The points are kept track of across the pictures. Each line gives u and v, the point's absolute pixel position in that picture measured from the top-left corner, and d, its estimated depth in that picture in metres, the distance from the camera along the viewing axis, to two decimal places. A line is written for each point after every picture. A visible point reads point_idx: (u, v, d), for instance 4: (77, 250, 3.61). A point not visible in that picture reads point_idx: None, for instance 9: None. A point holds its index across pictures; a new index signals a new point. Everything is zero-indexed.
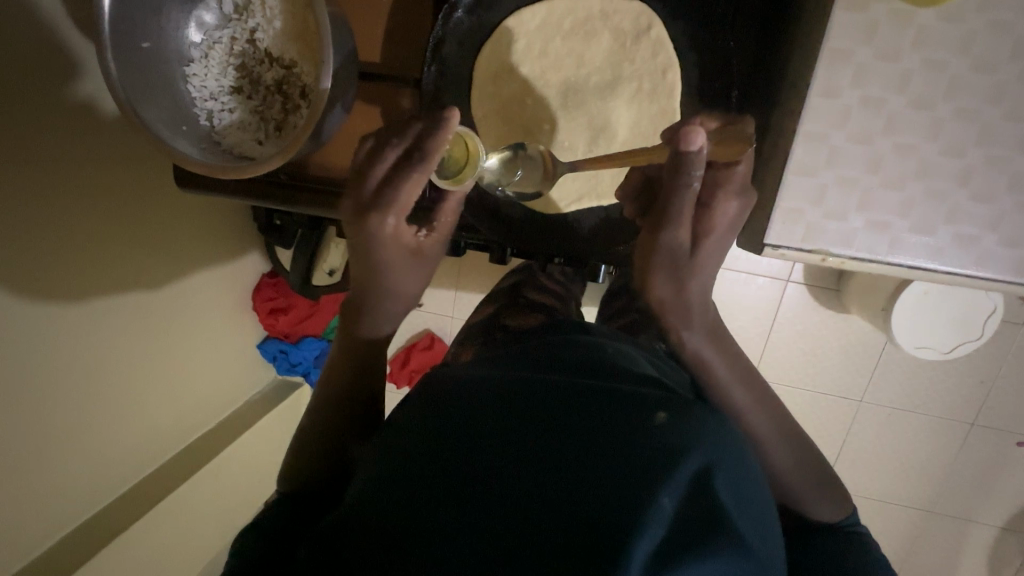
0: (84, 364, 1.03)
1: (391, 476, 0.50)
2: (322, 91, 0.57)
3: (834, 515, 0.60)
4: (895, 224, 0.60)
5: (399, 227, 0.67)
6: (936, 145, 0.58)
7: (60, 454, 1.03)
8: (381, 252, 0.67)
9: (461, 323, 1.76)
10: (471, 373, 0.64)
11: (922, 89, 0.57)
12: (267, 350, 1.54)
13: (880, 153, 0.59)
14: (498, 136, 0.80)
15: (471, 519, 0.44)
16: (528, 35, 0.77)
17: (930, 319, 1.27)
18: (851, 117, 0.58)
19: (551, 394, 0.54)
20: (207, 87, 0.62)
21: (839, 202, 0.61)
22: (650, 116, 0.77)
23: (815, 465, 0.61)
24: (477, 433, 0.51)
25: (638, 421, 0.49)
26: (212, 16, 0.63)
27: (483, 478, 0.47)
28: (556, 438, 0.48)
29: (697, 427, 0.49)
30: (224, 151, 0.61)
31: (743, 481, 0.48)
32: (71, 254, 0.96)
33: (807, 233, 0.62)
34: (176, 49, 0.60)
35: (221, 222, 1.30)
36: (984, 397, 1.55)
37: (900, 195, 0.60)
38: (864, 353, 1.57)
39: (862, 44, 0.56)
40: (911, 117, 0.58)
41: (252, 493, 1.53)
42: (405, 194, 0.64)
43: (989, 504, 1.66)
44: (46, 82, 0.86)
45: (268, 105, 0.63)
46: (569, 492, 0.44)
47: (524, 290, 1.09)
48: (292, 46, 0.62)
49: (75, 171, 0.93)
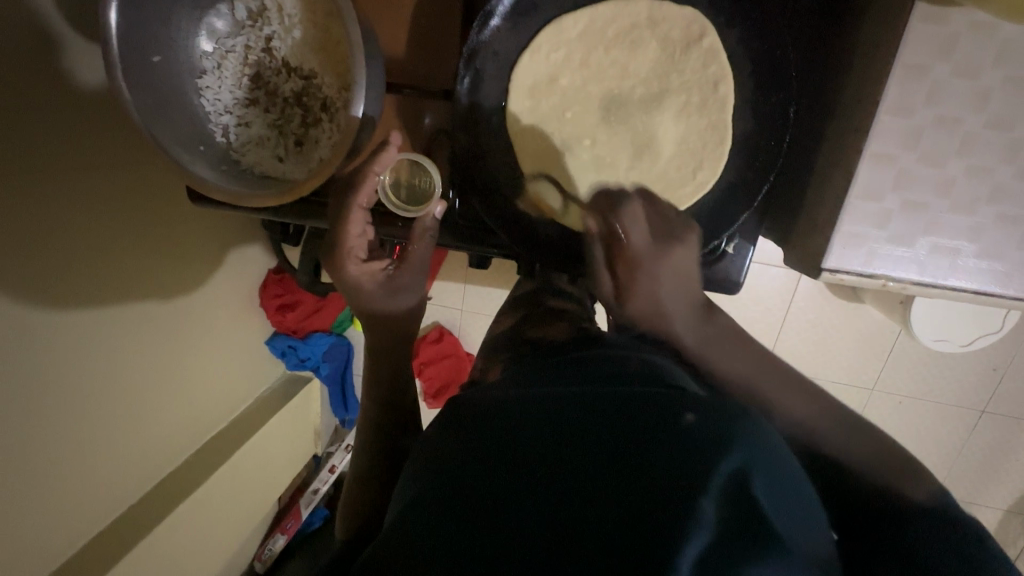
0: (95, 374, 1.00)
1: (409, 516, 0.48)
2: (353, 118, 0.53)
3: (918, 493, 0.49)
4: (962, 248, 0.62)
5: (361, 267, 0.74)
6: (1011, 168, 0.59)
7: (78, 466, 1.01)
8: (357, 293, 0.75)
9: (472, 316, 1.75)
10: (494, 394, 0.62)
11: (999, 109, 0.57)
12: (276, 345, 1.50)
13: (952, 176, 0.60)
14: (533, 149, 0.77)
15: (475, 548, 0.40)
16: (568, 45, 0.75)
17: (950, 312, 1.26)
18: (921, 138, 0.59)
19: (559, 407, 0.50)
20: (221, 101, 0.58)
21: (905, 228, 0.62)
22: (698, 130, 0.76)
23: (880, 447, 0.53)
24: (486, 460, 0.48)
25: (659, 421, 0.43)
26: (223, 22, 0.58)
27: (497, 502, 0.44)
28: (571, 452, 0.44)
29: (728, 420, 0.41)
30: (244, 170, 0.58)
31: (784, 473, 0.40)
32: (77, 264, 0.91)
33: (867, 260, 0.64)
34: (187, 61, 0.56)
35: (227, 220, 1.26)
36: (995, 385, 1.56)
37: (971, 220, 0.61)
38: (878, 343, 1.56)
39: (939, 60, 0.57)
40: (988, 137, 0.58)
41: (267, 486, 1.54)
42: (346, 235, 0.72)
43: (992, 486, 1.68)
44: (48, 84, 0.81)
45: (287, 119, 0.60)
46: (586, 512, 0.39)
47: (542, 298, 1.08)
48: (311, 56, 0.58)
49: (86, 176, 0.89)
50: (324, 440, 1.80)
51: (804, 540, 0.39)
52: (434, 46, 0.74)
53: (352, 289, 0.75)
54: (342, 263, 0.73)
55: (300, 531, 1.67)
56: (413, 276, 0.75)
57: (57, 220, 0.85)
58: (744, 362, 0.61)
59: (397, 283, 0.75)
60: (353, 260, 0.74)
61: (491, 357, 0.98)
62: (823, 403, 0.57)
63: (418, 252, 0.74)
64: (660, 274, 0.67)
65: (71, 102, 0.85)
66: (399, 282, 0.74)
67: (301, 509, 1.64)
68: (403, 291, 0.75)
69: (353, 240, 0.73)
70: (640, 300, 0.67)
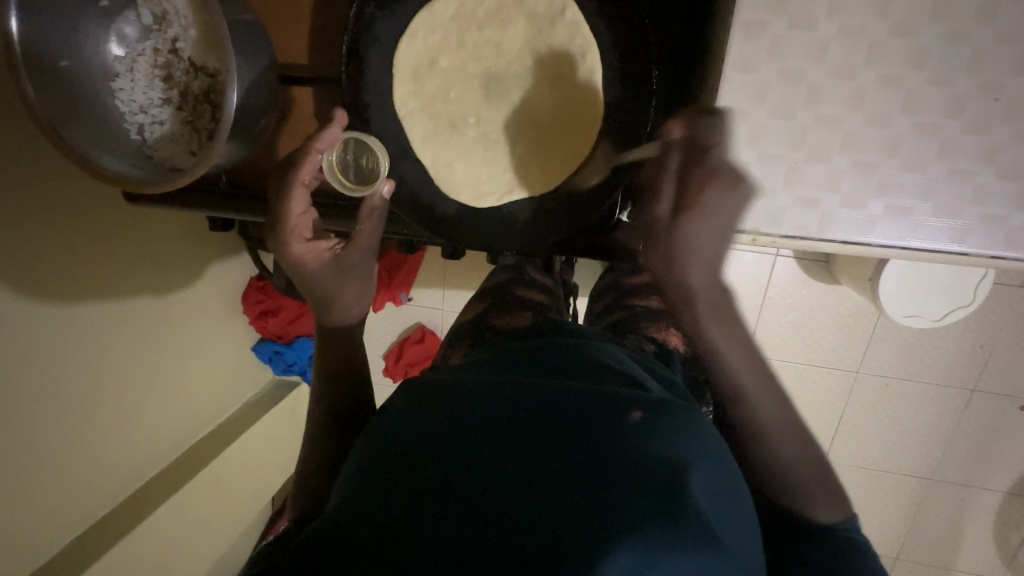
0: (72, 374, 1.02)
1: (353, 496, 0.47)
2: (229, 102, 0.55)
3: (828, 514, 0.54)
4: (868, 206, 0.56)
5: (307, 245, 0.67)
6: (910, 119, 0.52)
7: (54, 471, 1.03)
8: (302, 274, 0.67)
9: (452, 315, 1.70)
10: (451, 376, 0.63)
11: (882, 57, 0.51)
12: (262, 352, 1.52)
13: (802, 126, 0.54)
14: (426, 129, 0.75)
15: (440, 530, 0.42)
16: (443, 27, 0.72)
17: (918, 284, 1.18)
18: (768, 94, 0.54)
19: (526, 400, 0.53)
20: (136, 101, 0.63)
21: (810, 186, 0.56)
22: (573, 102, 0.72)
23: (812, 452, 0.55)
24: (448, 441, 0.49)
25: (613, 416, 0.49)
26: (132, 28, 0.63)
27: (459, 482, 0.45)
28: (536, 439, 0.48)
29: (672, 426, 0.49)
30: (158, 165, 0.63)
31: (719, 475, 0.47)
32: (50, 264, 0.94)
33: (774, 217, 0.58)
34: (99, 65, 0.60)
35: (202, 229, 1.29)
36: (984, 361, 1.41)
37: (874, 178, 0.55)
38: (857, 325, 1.43)
39: (777, 14, 0.51)
40: (882, 91, 0.52)
41: (255, 492, 1.53)
42: (288, 212, 0.67)
43: (993, 467, 1.52)
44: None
45: (198, 115, 0.65)
46: (549, 494, 0.43)
47: (512, 288, 1.04)
48: (213, 55, 0.63)
49: (46, 182, 0.91)
50: None
51: (733, 534, 0.45)
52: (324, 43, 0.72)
53: (298, 271, 0.67)
54: (284, 242, 0.67)
55: None
56: (365, 256, 0.70)
57: (31, 224, 0.90)
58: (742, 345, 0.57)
59: (348, 262, 0.68)
60: (298, 239, 0.67)
61: (455, 343, 0.93)
62: (791, 416, 0.56)
63: (368, 229, 0.69)
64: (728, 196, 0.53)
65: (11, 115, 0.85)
66: (349, 263, 0.68)
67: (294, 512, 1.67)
68: (354, 272, 0.69)
69: (296, 217, 0.67)
70: (697, 243, 0.55)
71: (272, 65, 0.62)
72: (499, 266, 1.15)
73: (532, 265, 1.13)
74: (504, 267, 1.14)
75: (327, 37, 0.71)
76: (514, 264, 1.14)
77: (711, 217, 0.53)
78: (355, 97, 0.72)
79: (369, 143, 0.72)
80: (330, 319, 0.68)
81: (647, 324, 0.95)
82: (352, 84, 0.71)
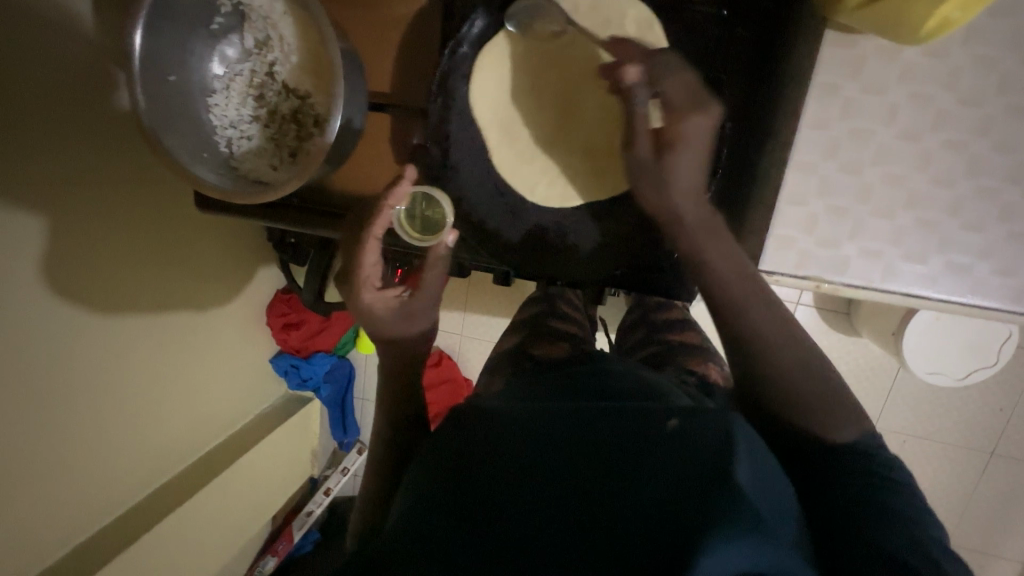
0: (109, 368, 1.03)
1: (411, 516, 0.51)
2: (330, 130, 0.60)
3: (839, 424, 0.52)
4: (930, 261, 0.58)
5: (376, 293, 0.68)
6: (972, 182, 0.55)
7: (78, 468, 1.02)
8: (371, 321, 0.68)
9: (472, 341, 1.71)
10: (494, 400, 0.65)
11: (951, 125, 0.55)
12: (279, 364, 1.51)
13: (870, 182, 0.57)
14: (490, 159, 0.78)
15: (483, 548, 0.45)
16: (519, 62, 0.76)
17: (943, 343, 1.19)
18: (839, 151, 0.57)
19: (566, 417, 0.54)
20: (228, 116, 0.67)
21: (874, 239, 0.59)
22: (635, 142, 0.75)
23: (813, 372, 0.54)
24: (492, 459, 0.52)
25: (649, 429, 0.50)
26: (234, 50, 0.68)
27: (505, 501, 0.48)
28: (578, 454, 0.49)
29: (710, 424, 0.48)
30: (240, 176, 0.67)
31: (770, 476, 0.45)
32: (88, 262, 0.94)
33: (837, 266, 0.60)
34: (199, 82, 0.66)
35: (242, 238, 1.30)
36: (1003, 425, 1.40)
37: (934, 235, 0.58)
38: (876, 379, 1.43)
39: (850, 79, 0.55)
40: (947, 156, 0.55)
41: (261, 506, 1.50)
42: (360, 263, 0.68)
43: (1007, 534, 1.49)
44: (82, 93, 0.87)
45: (283, 134, 0.69)
46: (592, 508, 0.45)
47: (547, 320, 1.06)
48: (306, 80, 0.67)
49: (114, 184, 0.95)
50: (321, 462, 1.76)
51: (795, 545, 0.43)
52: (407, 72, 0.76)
53: (368, 318, 0.68)
54: (356, 291, 0.68)
55: (291, 553, 1.65)
56: (432, 304, 0.70)
57: (90, 222, 0.92)
58: (727, 259, 0.59)
59: (416, 308, 0.68)
60: (369, 288, 0.68)
61: (495, 372, 0.95)
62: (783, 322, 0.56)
63: (433, 277, 0.69)
64: (700, 134, 0.60)
65: (92, 119, 0.90)
66: (415, 308, 0.68)
67: (293, 532, 1.62)
68: (423, 317, 0.69)
69: (366, 269, 0.68)
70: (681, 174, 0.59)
71: (363, 90, 0.65)
72: (528, 298, 1.16)
73: (560, 297, 1.14)
74: (534, 298, 1.15)
75: (413, 66, 0.76)
76: (547, 295, 1.15)
77: (687, 149, 0.60)
78: (439, 127, 0.75)
79: (436, 196, 0.75)
80: (393, 358, 0.68)
81: (684, 357, 0.97)
82: (438, 114, 0.75)
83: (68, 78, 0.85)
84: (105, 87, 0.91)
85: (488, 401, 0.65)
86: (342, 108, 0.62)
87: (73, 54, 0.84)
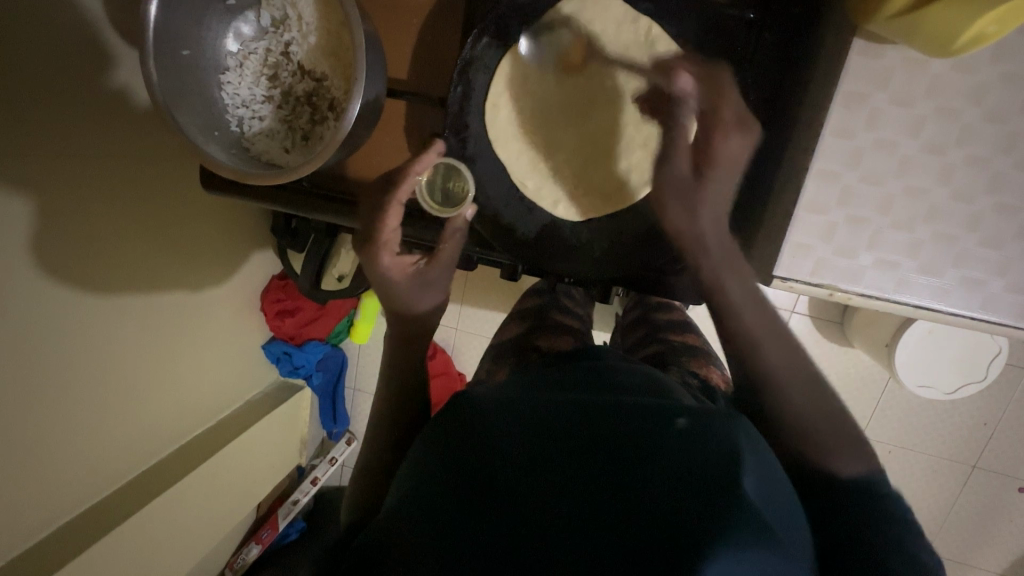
0: (99, 345, 1.01)
1: (412, 503, 0.50)
2: (349, 113, 0.59)
3: (848, 470, 0.51)
4: (944, 274, 0.59)
5: (394, 258, 0.70)
6: (991, 199, 0.56)
7: (64, 447, 1.00)
8: (386, 288, 0.69)
9: (467, 336, 1.70)
10: (501, 391, 0.64)
11: (974, 141, 0.55)
12: (272, 350, 1.49)
13: (891, 193, 0.58)
14: (507, 152, 0.77)
15: (485, 537, 0.43)
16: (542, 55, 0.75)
17: (934, 357, 1.20)
18: (862, 160, 0.57)
19: (574, 411, 0.54)
20: (240, 95, 0.66)
21: (891, 250, 0.59)
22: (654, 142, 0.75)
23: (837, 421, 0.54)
24: (501, 446, 0.51)
25: (657, 424, 0.49)
26: (249, 28, 0.67)
27: (509, 488, 0.47)
28: (587, 446, 0.48)
29: (720, 428, 0.47)
30: (253, 157, 0.66)
31: (775, 487, 0.44)
32: (76, 235, 0.91)
33: (852, 275, 0.61)
34: (212, 59, 0.65)
35: (240, 220, 1.29)
36: (986, 439, 1.42)
37: (951, 249, 0.58)
38: (864, 389, 1.45)
39: (877, 89, 0.56)
40: (969, 172, 0.56)
41: (246, 493, 1.48)
42: (381, 226, 0.70)
43: (983, 545, 1.52)
44: (83, 68, 0.86)
45: (297, 116, 0.68)
46: (597, 497, 0.44)
47: (550, 314, 1.05)
48: (323, 62, 0.66)
49: (111, 158, 0.93)
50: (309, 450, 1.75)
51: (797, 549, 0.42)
52: (428, 60, 0.76)
53: (382, 282, 0.69)
54: (374, 253, 0.69)
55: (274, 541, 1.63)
56: (445, 272, 0.71)
57: (86, 196, 0.90)
58: (788, 354, 0.58)
59: (429, 276, 0.69)
60: (387, 252, 0.70)
61: (498, 361, 0.94)
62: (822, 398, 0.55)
63: (449, 249, 0.71)
64: (735, 156, 0.62)
65: (93, 91, 0.88)
66: (431, 278, 0.70)
67: (278, 519, 1.59)
68: (434, 287, 0.70)
69: (388, 231, 0.70)
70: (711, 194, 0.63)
71: (383, 74, 0.64)
72: (530, 290, 1.15)
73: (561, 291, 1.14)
74: (536, 291, 1.14)
75: (433, 53, 0.75)
76: (547, 287, 1.15)
77: (723, 171, 0.63)
78: (457, 116, 0.75)
79: (460, 170, 0.76)
80: (400, 345, 0.68)
81: (687, 358, 0.97)
82: (458, 102, 0.74)
83: (70, 48, 0.83)
84: (109, 61, 0.90)
85: (488, 394, 0.63)
86: (364, 91, 0.61)
87: (74, 25, 0.83)
